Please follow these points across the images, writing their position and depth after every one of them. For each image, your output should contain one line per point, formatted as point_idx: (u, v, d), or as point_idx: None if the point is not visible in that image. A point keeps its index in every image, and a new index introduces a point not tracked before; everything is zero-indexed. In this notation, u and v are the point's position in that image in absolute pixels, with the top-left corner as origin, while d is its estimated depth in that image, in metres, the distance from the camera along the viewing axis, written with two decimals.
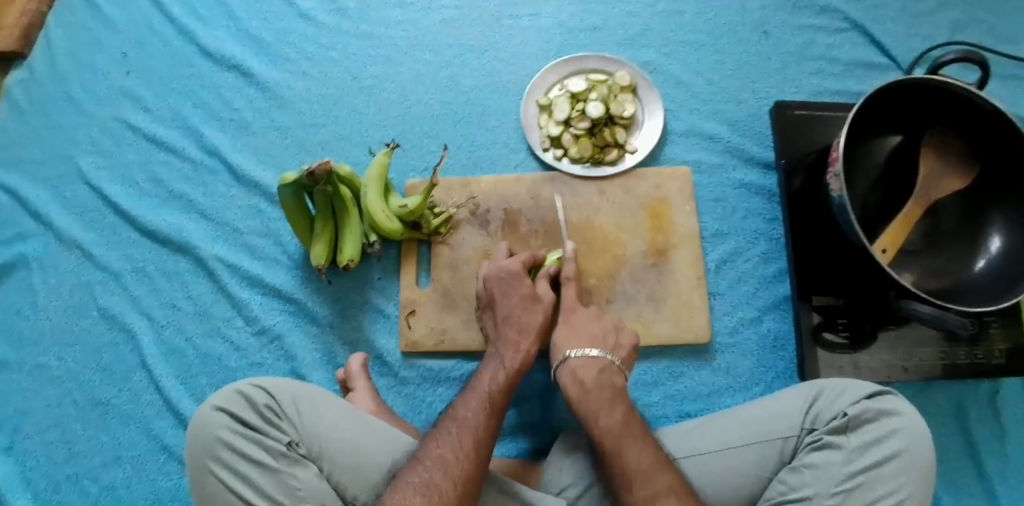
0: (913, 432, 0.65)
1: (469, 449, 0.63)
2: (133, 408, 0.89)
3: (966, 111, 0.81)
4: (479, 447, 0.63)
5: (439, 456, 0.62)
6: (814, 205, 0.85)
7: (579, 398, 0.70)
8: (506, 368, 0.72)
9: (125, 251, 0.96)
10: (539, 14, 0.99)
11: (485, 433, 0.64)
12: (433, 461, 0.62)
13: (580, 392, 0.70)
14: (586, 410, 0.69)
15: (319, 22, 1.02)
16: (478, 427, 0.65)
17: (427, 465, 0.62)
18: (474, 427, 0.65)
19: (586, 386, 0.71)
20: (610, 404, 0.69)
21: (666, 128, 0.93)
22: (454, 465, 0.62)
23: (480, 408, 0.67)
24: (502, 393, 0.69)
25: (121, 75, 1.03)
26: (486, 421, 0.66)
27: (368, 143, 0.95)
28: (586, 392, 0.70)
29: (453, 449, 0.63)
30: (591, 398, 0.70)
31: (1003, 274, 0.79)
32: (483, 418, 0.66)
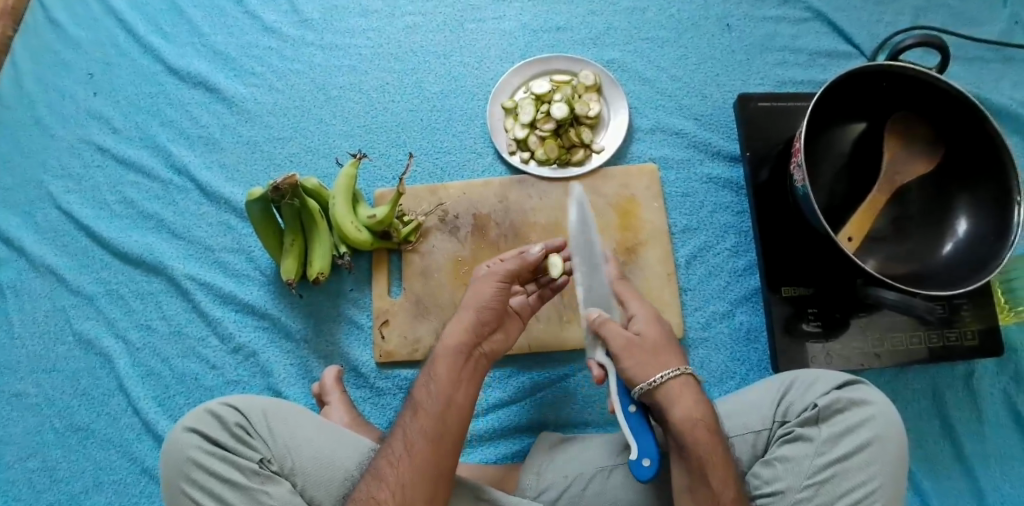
0: (884, 419, 0.65)
1: (402, 460, 0.61)
2: (113, 431, 0.89)
3: (929, 96, 0.81)
4: (413, 455, 0.62)
5: (374, 470, 0.62)
6: (780, 196, 0.85)
7: (685, 384, 0.66)
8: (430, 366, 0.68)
9: (98, 274, 0.95)
10: (502, 17, 0.99)
11: (418, 439, 0.63)
12: (370, 477, 0.62)
13: (686, 379, 0.66)
14: (691, 399, 0.65)
15: (284, 34, 1.02)
16: (410, 436, 0.63)
17: (367, 479, 0.61)
18: (404, 438, 0.63)
19: (691, 375, 0.67)
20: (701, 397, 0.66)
21: (632, 126, 0.93)
22: (389, 476, 0.61)
23: (407, 416, 0.65)
24: (428, 393, 0.65)
25: (88, 97, 1.03)
26: (416, 427, 0.64)
27: (335, 155, 0.95)
28: (690, 380, 0.67)
29: (403, 465, 0.61)
30: (695, 389, 0.66)
31: (969, 257, 0.79)
32: (426, 426, 0.63)
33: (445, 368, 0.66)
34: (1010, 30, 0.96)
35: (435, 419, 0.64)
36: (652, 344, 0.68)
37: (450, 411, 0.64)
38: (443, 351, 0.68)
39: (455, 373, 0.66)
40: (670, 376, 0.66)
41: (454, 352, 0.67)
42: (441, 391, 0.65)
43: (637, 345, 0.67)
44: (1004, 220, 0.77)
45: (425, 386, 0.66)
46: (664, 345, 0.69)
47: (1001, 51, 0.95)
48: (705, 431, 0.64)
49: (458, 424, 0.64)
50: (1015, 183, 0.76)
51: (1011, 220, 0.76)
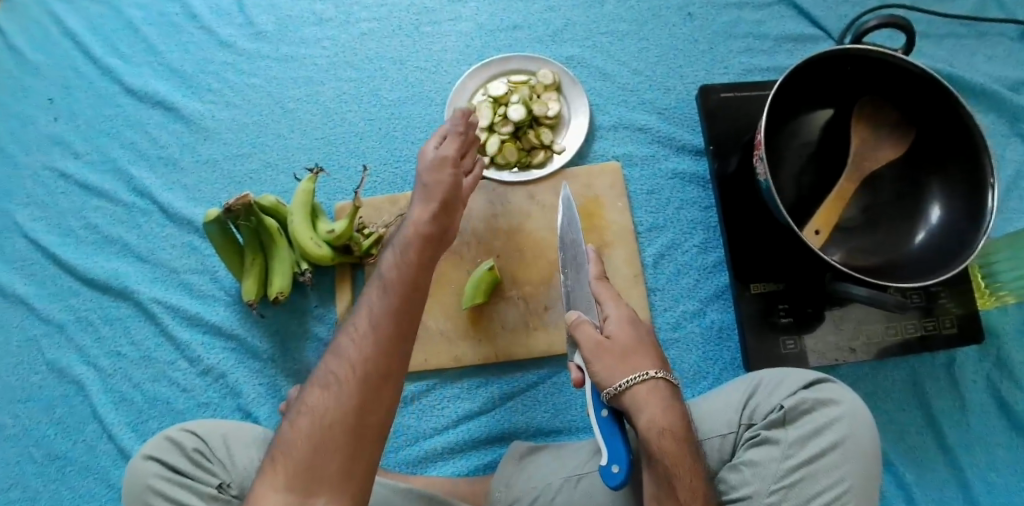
0: (850, 420, 0.63)
1: (359, 348, 0.53)
2: (89, 458, 0.89)
3: (898, 79, 0.78)
4: (372, 342, 0.53)
5: (327, 369, 0.54)
6: (748, 188, 0.82)
7: (663, 388, 0.60)
8: (400, 259, 0.59)
9: (66, 301, 0.95)
10: (458, 19, 0.97)
11: (379, 327, 0.54)
12: (322, 377, 0.53)
13: (664, 383, 0.60)
14: (668, 405, 0.59)
15: (239, 48, 1.00)
16: (369, 325, 0.54)
17: (319, 380, 0.53)
18: (364, 327, 0.54)
19: (670, 380, 0.61)
20: (680, 407, 0.61)
21: (594, 124, 0.91)
22: (343, 371, 0.53)
23: (370, 309, 0.55)
24: (395, 280, 0.57)
25: (48, 122, 1.02)
26: (378, 315, 0.55)
27: (294, 170, 0.94)
28: (669, 385, 0.61)
29: (360, 346, 0.53)
30: (673, 392, 0.61)
31: (942, 246, 0.76)
32: (361, 335, 0.54)
33: (411, 254, 0.59)
34: (983, 2, 0.92)
35: (372, 324, 0.54)
36: (628, 343, 0.62)
37: (387, 329, 0.54)
38: (411, 237, 0.61)
39: (399, 289, 0.56)
40: (637, 381, 0.59)
41: (400, 271, 0.57)
42: (381, 289, 0.57)
43: (606, 347, 0.60)
44: (977, 208, 0.74)
45: (391, 268, 0.58)
46: (638, 343, 0.62)
47: (975, 24, 0.92)
48: (679, 441, 0.59)
49: (394, 344, 0.53)
50: (988, 166, 0.73)
51: (984, 206, 0.73)
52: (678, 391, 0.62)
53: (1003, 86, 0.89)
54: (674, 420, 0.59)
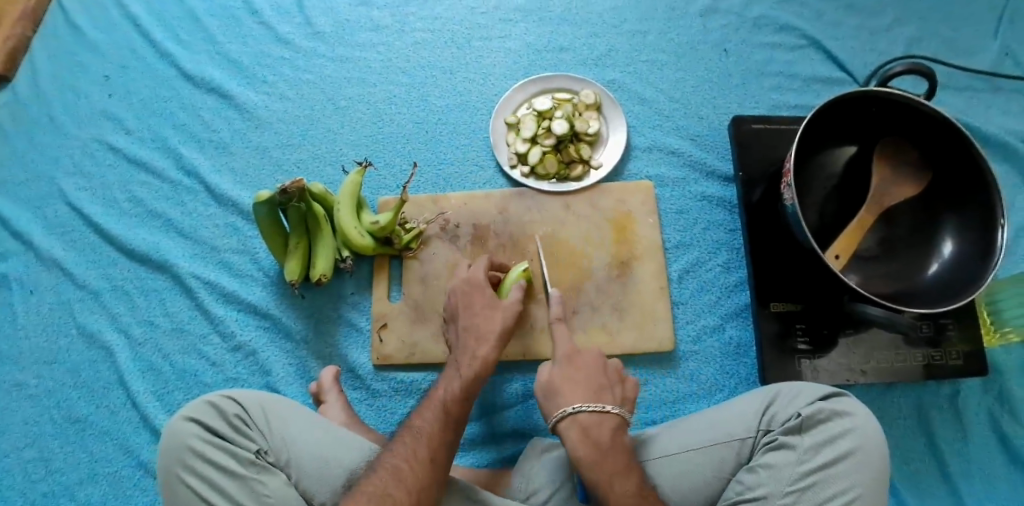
0: (863, 432, 0.67)
1: (424, 456, 0.66)
2: (111, 424, 0.91)
3: (916, 122, 0.84)
4: (433, 454, 0.66)
5: (394, 466, 0.64)
6: (772, 214, 0.88)
7: (583, 421, 0.69)
8: (461, 377, 0.73)
9: (104, 270, 0.98)
10: (508, 36, 1.03)
11: (440, 440, 0.68)
12: (389, 472, 0.64)
13: (588, 415, 0.69)
14: (591, 435, 0.68)
15: (296, 45, 1.06)
16: (432, 435, 0.68)
17: (382, 474, 0.63)
18: (428, 436, 0.68)
19: (592, 411, 0.69)
20: (613, 433, 0.68)
21: (630, 144, 0.96)
22: (409, 475, 0.64)
23: (435, 420, 0.70)
24: (457, 403, 0.71)
25: (102, 98, 1.07)
26: (441, 431, 0.69)
27: (342, 163, 0.98)
28: (595, 415, 0.69)
29: (421, 457, 0.66)
30: (597, 422, 0.69)
31: (954, 277, 0.81)
32: (422, 454, 0.66)
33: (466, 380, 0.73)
34: (998, 61, 0.99)
35: (433, 446, 0.67)
36: (563, 382, 0.72)
37: (439, 447, 0.67)
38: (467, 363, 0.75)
39: (456, 412, 0.71)
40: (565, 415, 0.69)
41: (459, 404, 0.71)
42: (440, 414, 0.70)
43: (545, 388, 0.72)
44: (987, 242, 0.79)
45: (447, 389, 0.73)
46: (572, 383, 0.72)
47: (989, 82, 0.99)
48: (599, 461, 0.66)
49: (445, 456, 0.67)
50: (999, 208, 0.79)
51: (994, 243, 0.79)
52: (609, 418, 0.69)
53: (1015, 139, 0.95)
54: (587, 446, 0.66)
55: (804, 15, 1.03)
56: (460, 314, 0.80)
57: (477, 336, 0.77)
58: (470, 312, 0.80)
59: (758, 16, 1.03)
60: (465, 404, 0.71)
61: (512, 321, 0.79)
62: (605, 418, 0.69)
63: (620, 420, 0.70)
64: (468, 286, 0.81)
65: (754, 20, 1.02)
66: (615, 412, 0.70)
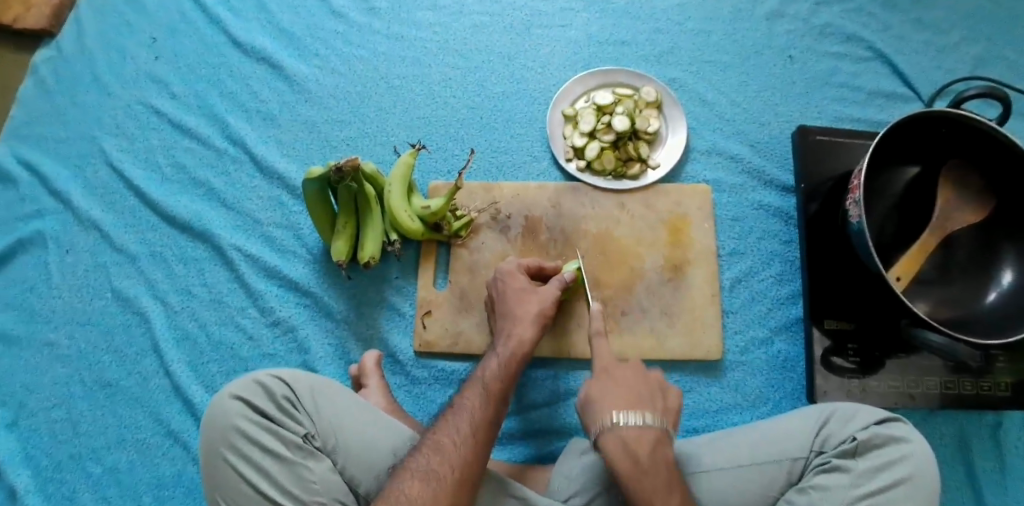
0: (919, 459, 0.66)
1: (467, 434, 0.64)
2: (141, 390, 0.90)
3: (986, 148, 0.83)
4: (476, 431, 0.65)
5: (437, 442, 0.64)
6: (831, 230, 0.86)
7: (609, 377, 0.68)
8: (500, 357, 0.72)
9: (143, 234, 0.96)
10: (569, 25, 1.00)
11: (482, 418, 0.66)
12: (432, 447, 0.63)
13: (628, 427, 0.63)
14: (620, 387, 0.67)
15: (351, 19, 1.03)
16: (474, 412, 0.66)
17: (426, 452, 0.63)
18: (470, 413, 0.66)
19: (632, 423, 0.63)
20: (653, 447, 0.62)
21: (688, 146, 0.94)
22: (451, 450, 0.63)
23: (477, 397, 0.68)
24: (498, 381, 0.70)
25: (148, 59, 1.04)
26: (484, 407, 0.67)
27: (393, 143, 0.96)
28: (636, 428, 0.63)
29: (462, 434, 0.64)
30: (637, 436, 0.62)
31: (1012, 308, 0.80)
32: (464, 430, 0.65)
33: (508, 362, 0.72)
34: None
35: (474, 424, 0.65)
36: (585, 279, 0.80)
37: (480, 424, 0.65)
38: (507, 347, 0.73)
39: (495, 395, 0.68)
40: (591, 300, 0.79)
41: (501, 383, 0.70)
42: (481, 392, 0.69)
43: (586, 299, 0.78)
44: None
45: (488, 369, 0.71)
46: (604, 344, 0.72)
47: None
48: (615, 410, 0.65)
49: (487, 430, 0.65)
50: None
51: None
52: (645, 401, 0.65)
53: None
54: (621, 449, 0.62)
55: (873, 27, 1.01)
56: (497, 303, 0.80)
57: (513, 321, 0.76)
58: (511, 299, 0.78)
59: (827, 24, 1.00)
60: (506, 383, 0.70)
61: (549, 307, 0.77)
62: (646, 430, 0.63)
63: (661, 433, 0.63)
64: (508, 275, 0.80)
65: (822, 28, 1.00)
66: (655, 424, 0.63)
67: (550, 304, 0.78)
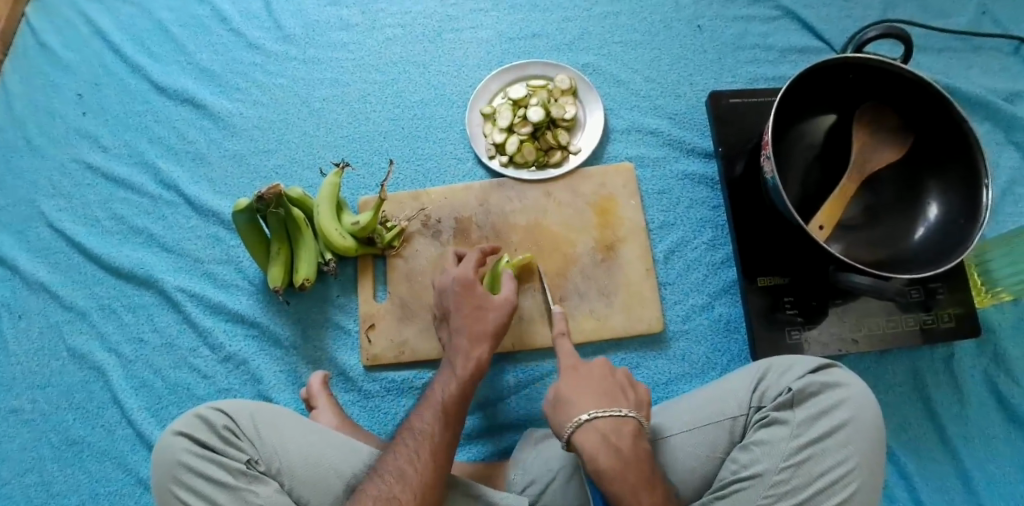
0: (857, 402, 0.66)
1: (426, 460, 0.65)
2: (107, 443, 0.91)
3: (896, 86, 0.82)
4: (436, 457, 0.65)
5: (397, 468, 0.64)
6: (754, 189, 0.87)
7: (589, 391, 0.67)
8: (458, 377, 0.72)
9: (90, 290, 0.97)
10: (479, 26, 1.02)
11: (442, 443, 0.66)
12: (392, 474, 0.64)
13: (604, 421, 0.64)
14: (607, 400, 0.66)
15: (267, 50, 1.05)
16: (434, 438, 0.67)
17: (386, 478, 0.64)
18: (430, 440, 0.66)
19: (606, 381, 0.68)
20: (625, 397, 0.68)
21: (607, 126, 0.95)
22: (412, 475, 0.64)
23: (437, 419, 0.68)
24: (456, 403, 0.70)
25: (77, 116, 1.06)
26: (442, 431, 0.67)
27: (319, 165, 0.98)
28: (607, 382, 0.68)
29: (423, 460, 0.65)
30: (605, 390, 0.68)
31: (939, 241, 0.80)
32: (424, 455, 0.65)
33: (467, 383, 0.71)
34: (977, 20, 0.98)
35: (434, 447, 0.66)
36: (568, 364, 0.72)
37: (438, 450, 0.66)
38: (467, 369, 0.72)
39: (455, 421, 0.69)
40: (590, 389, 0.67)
41: (455, 407, 0.69)
42: (440, 415, 0.69)
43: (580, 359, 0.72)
44: (971, 204, 0.79)
45: (446, 390, 0.71)
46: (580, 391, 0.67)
47: (968, 41, 0.98)
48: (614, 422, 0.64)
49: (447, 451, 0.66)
50: (982, 166, 0.78)
51: (979, 203, 0.78)
52: (622, 387, 0.68)
53: (997, 97, 0.95)
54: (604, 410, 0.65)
55: None
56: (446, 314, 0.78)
57: (462, 334, 0.75)
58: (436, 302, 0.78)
59: None
60: (461, 407, 0.70)
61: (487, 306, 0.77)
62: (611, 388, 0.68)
63: (630, 388, 0.69)
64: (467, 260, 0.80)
65: None
66: (633, 417, 0.65)
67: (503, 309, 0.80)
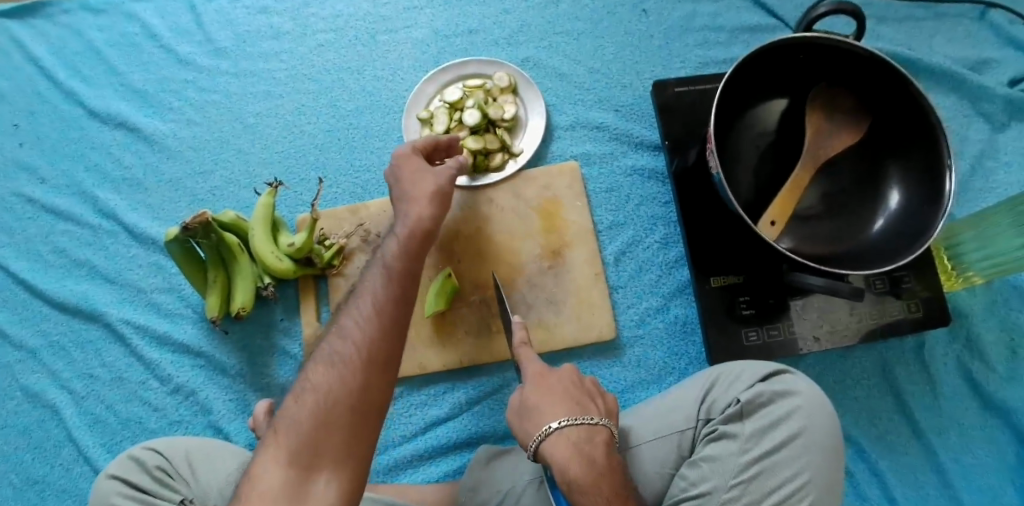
0: (809, 410, 0.62)
1: (371, 314, 0.58)
2: (65, 481, 0.89)
3: (852, 66, 0.77)
4: (382, 312, 0.58)
5: (341, 326, 0.58)
6: (704, 184, 0.82)
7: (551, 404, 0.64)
8: (401, 236, 0.64)
9: (37, 326, 0.95)
10: (414, 25, 0.97)
11: (386, 298, 0.58)
12: (336, 334, 0.58)
13: (574, 430, 0.61)
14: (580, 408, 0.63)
15: (198, 65, 1.00)
16: (378, 294, 0.59)
17: (332, 339, 0.57)
18: (373, 295, 0.59)
19: (571, 389, 0.65)
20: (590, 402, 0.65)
21: (551, 124, 0.91)
22: (354, 331, 0.57)
23: (379, 277, 0.60)
24: (400, 260, 0.62)
25: (13, 147, 1.02)
26: (386, 287, 0.59)
27: (254, 185, 0.94)
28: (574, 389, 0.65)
29: (368, 315, 0.57)
30: (573, 397, 0.64)
31: (901, 231, 0.76)
32: (367, 309, 0.58)
33: (413, 245, 0.64)
34: None
35: (379, 300, 0.58)
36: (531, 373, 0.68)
37: (383, 311, 0.58)
38: (413, 227, 0.65)
39: (402, 278, 0.60)
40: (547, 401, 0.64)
41: (388, 341, 0.56)
42: (384, 275, 0.61)
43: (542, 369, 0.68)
44: (934, 191, 0.74)
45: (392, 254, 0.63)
46: (548, 398, 0.64)
47: (932, 5, 0.92)
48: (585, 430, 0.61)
49: (394, 308, 0.58)
50: (945, 150, 0.72)
51: (942, 189, 0.73)
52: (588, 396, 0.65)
53: (963, 65, 0.89)
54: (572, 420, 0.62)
55: None
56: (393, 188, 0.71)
57: (411, 201, 0.67)
58: None
59: None
60: (395, 333, 0.57)
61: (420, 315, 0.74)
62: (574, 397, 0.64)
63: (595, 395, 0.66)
64: (401, 159, 0.71)
65: None
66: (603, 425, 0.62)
67: (427, 221, 0.66)
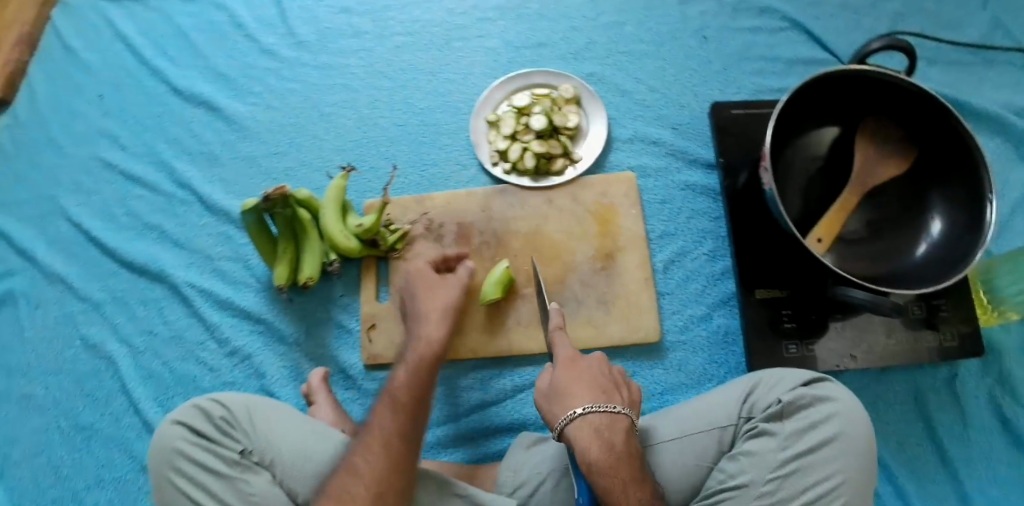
0: (847, 417, 0.65)
1: (401, 405, 0.69)
2: (115, 429, 0.94)
3: (899, 96, 0.81)
4: (410, 401, 0.70)
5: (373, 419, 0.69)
6: (754, 202, 0.86)
7: (577, 388, 0.66)
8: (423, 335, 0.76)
9: (104, 282, 1.00)
10: (487, 35, 1.04)
11: (412, 391, 0.71)
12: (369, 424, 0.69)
13: (597, 416, 0.64)
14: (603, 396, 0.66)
15: (281, 56, 1.08)
16: (405, 388, 0.71)
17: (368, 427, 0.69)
18: (401, 389, 0.71)
19: (595, 379, 0.67)
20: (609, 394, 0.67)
21: (610, 136, 0.96)
22: (388, 420, 0.68)
23: (405, 372, 0.73)
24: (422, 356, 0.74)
25: (98, 116, 1.09)
26: (412, 379, 0.72)
27: (326, 169, 1.00)
28: (596, 376, 0.67)
29: (399, 405, 0.69)
30: (596, 385, 0.67)
31: (942, 256, 0.80)
32: (398, 399, 0.70)
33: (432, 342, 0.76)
34: (989, 35, 0.97)
35: (408, 392, 0.71)
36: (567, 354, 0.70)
37: (410, 401, 0.70)
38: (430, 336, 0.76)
39: (425, 369, 0.73)
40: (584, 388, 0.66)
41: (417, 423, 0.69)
42: (408, 369, 0.73)
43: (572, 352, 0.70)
44: (975, 219, 0.77)
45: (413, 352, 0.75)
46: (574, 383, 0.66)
47: (980, 55, 0.97)
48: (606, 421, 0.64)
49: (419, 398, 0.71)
50: (986, 181, 0.76)
51: (983, 218, 0.76)
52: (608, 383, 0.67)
53: (1008, 114, 0.93)
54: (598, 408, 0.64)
55: None
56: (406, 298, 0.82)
57: (422, 322, 0.78)
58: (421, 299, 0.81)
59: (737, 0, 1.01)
60: (422, 417, 0.70)
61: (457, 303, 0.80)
62: (597, 384, 0.67)
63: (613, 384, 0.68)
64: (414, 274, 0.83)
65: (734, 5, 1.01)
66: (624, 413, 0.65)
67: (436, 343, 0.76)
